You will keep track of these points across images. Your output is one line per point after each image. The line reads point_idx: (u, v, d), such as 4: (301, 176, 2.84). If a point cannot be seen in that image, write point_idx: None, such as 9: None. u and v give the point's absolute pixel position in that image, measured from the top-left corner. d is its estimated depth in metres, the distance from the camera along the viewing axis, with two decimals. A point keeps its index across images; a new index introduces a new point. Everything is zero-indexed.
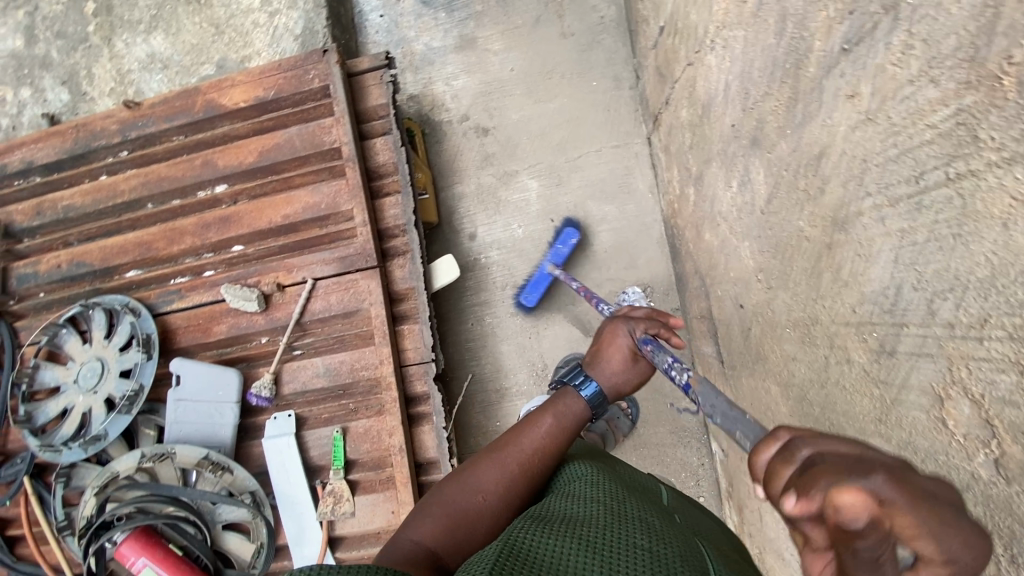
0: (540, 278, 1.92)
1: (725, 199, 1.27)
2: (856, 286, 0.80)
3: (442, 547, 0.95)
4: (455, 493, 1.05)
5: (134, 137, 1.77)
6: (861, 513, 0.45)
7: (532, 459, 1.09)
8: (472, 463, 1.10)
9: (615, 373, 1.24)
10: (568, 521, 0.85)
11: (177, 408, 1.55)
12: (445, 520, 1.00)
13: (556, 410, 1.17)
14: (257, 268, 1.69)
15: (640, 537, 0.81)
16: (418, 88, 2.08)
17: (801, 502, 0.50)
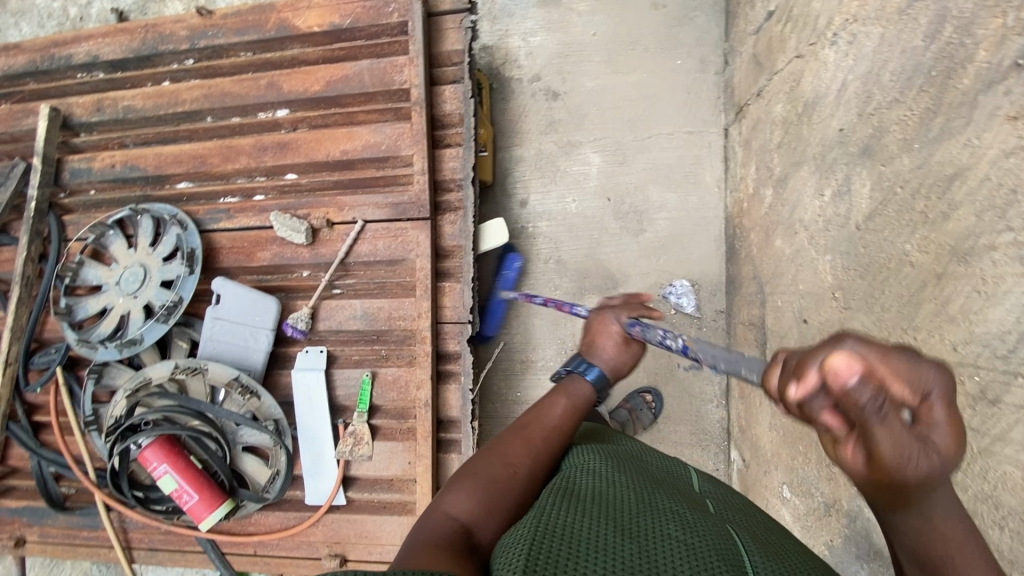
0: (496, 305, 1.91)
1: (810, 207, 1.21)
2: (965, 324, 0.74)
3: (476, 522, 0.87)
4: (482, 467, 0.99)
5: (202, 47, 1.72)
6: (850, 368, 0.55)
7: (553, 438, 1.08)
8: (493, 444, 1.06)
9: (614, 357, 1.24)
10: (600, 502, 0.82)
11: (214, 326, 1.55)
12: (476, 493, 0.92)
13: (568, 392, 1.19)
14: (309, 201, 1.66)
15: (672, 519, 0.79)
16: (493, 39, 1.99)
17: (804, 383, 0.60)
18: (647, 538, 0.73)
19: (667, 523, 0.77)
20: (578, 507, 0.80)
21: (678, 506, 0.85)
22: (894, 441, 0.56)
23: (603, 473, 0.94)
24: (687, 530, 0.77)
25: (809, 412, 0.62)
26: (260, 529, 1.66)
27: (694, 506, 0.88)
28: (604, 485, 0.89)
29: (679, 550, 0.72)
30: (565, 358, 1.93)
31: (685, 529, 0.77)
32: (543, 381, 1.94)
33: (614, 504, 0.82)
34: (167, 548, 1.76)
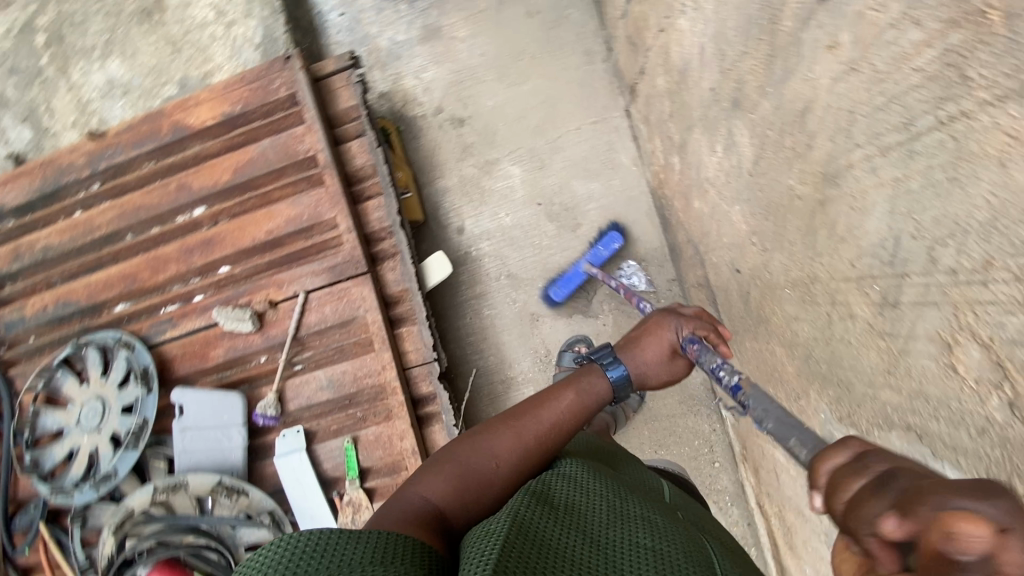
0: (573, 274, 1.89)
1: (711, 165, 1.26)
2: (854, 241, 0.78)
3: (448, 505, 0.93)
4: (470, 453, 1.03)
5: (104, 168, 1.73)
6: (978, 543, 0.38)
7: (548, 434, 1.08)
8: (487, 429, 1.09)
9: (648, 365, 1.25)
10: (573, 506, 0.84)
11: (184, 437, 1.53)
12: (457, 479, 0.98)
13: (577, 388, 1.19)
14: (247, 288, 1.65)
15: (643, 527, 0.81)
16: (388, 85, 2.03)
17: (907, 524, 0.41)
18: (615, 550, 0.75)
19: (637, 532, 0.80)
20: (551, 508, 0.82)
21: (651, 513, 0.87)
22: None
23: (580, 473, 0.95)
24: (656, 538, 0.79)
25: (867, 534, 0.45)
26: None
27: (665, 514, 0.91)
28: (580, 485, 0.91)
29: (646, 558, 0.75)
30: (543, 366, 1.95)
31: (654, 536, 0.80)
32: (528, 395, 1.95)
33: (586, 509, 0.83)
34: None
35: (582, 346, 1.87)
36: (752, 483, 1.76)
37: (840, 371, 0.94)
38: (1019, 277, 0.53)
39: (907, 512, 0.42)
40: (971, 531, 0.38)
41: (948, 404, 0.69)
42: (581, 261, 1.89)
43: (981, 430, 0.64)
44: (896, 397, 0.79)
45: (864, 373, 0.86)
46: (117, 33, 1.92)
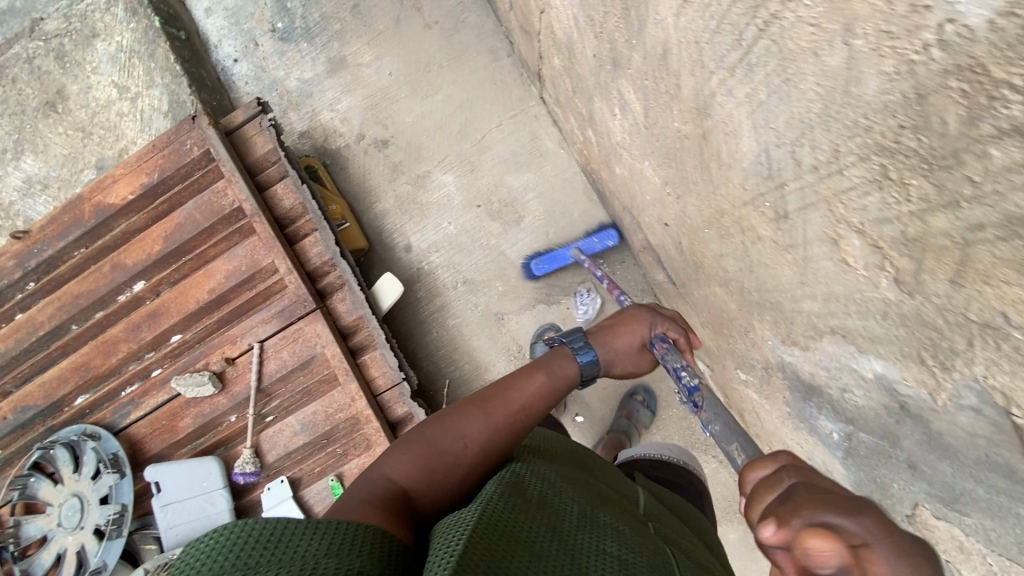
0: (560, 254, 1.91)
1: (616, 128, 1.28)
2: (738, 164, 0.80)
3: (415, 484, 0.92)
4: (436, 434, 1.01)
5: (35, 266, 1.70)
6: (832, 558, 0.46)
7: (519, 416, 1.06)
8: (458, 409, 1.05)
9: (621, 355, 1.20)
10: (544, 505, 0.82)
11: (166, 514, 1.49)
12: (420, 464, 0.96)
13: (548, 369, 1.15)
14: (202, 350, 1.63)
15: (611, 535, 0.80)
16: (306, 123, 2.03)
17: (781, 533, 0.48)
18: (583, 551, 0.74)
19: (606, 538, 0.79)
20: (522, 502, 0.80)
21: (620, 523, 0.86)
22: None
23: (556, 475, 0.94)
24: (623, 546, 0.78)
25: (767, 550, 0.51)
26: None
27: (634, 526, 0.90)
28: (555, 486, 0.90)
29: (613, 564, 0.73)
30: (518, 363, 1.95)
31: (621, 546, 0.79)
32: None
33: (558, 510, 0.82)
34: None
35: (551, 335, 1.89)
36: None
37: (769, 295, 0.95)
38: (861, 156, 0.54)
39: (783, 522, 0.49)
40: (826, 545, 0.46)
41: (853, 298, 0.70)
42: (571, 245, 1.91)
43: (883, 314, 0.65)
44: (815, 305, 0.80)
45: (785, 290, 0.87)
46: (25, 130, 1.91)
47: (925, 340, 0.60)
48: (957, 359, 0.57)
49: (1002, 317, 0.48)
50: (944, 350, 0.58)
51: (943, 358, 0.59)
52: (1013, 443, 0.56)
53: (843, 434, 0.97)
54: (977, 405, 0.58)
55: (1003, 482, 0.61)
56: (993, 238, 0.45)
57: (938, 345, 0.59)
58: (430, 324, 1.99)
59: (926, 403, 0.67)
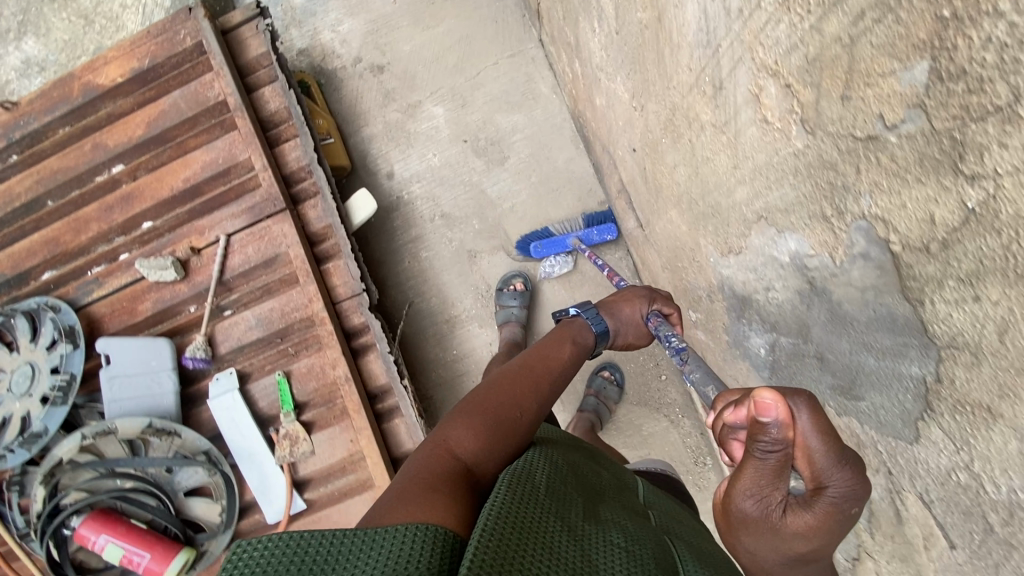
0: (560, 241, 1.86)
1: (596, 47, 1.29)
2: (683, 41, 0.81)
3: (480, 459, 0.86)
4: (491, 407, 0.96)
5: (20, 138, 1.71)
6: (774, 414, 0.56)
7: (555, 382, 1.10)
8: (505, 381, 1.04)
9: (625, 325, 1.23)
10: (549, 494, 0.75)
11: (111, 386, 1.50)
12: (485, 433, 0.90)
13: (572, 337, 1.18)
14: (169, 238, 1.64)
15: (617, 529, 0.74)
16: (306, 41, 2.05)
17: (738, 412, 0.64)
18: (590, 549, 0.67)
19: (611, 531, 0.73)
20: (528, 492, 0.74)
21: (622, 518, 0.80)
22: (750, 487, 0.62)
23: (557, 468, 0.86)
24: (629, 539, 0.72)
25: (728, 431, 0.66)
26: None
27: (638, 517, 0.84)
28: (561, 476, 0.83)
29: (621, 557, 0.68)
30: (484, 301, 1.96)
31: (627, 539, 0.72)
32: (473, 331, 1.96)
33: (562, 499, 0.75)
34: None
35: (518, 282, 1.88)
36: None
37: (710, 197, 0.95)
38: None
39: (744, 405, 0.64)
40: (768, 407, 0.55)
41: (771, 164, 0.70)
42: (573, 234, 1.86)
43: (792, 169, 0.65)
44: (745, 191, 0.81)
45: (722, 183, 0.88)
46: (30, 13, 1.93)
47: (824, 186, 0.61)
48: (848, 196, 0.57)
49: (880, 122, 0.48)
50: (840, 194, 0.59)
51: (838, 203, 0.60)
52: (893, 282, 0.56)
53: (769, 347, 0.97)
54: (866, 249, 0.58)
55: (887, 340, 0.61)
56: (872, 23, 0.45)
57: (835, 188, 0.59)
58: (403, 254, 2.00)
59: (828, 267, 0.67)
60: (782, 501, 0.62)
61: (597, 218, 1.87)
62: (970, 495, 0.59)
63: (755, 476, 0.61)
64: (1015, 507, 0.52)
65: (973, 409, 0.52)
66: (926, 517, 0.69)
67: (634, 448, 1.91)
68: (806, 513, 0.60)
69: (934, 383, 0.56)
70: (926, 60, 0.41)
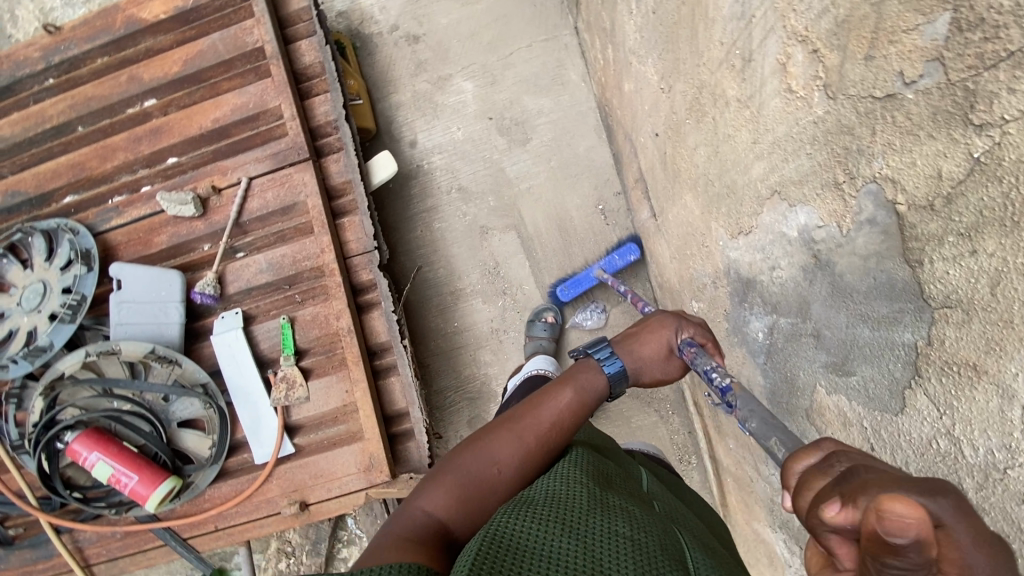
0: (584, 278, 1.87)
1: (630, 31, 1.32)
2: (718, 14, 0.84)
3: (451, 519, 0.87)
4: (466, 461, 0.93)
5: (58, 62, 1.75)
6: (909, 530, 0.38)
7: (551, 436, 0.97)
8: (488, 431, 0.98)
9: (647, 361, 1.10)
10: (551, 499, 0.76)
11: (121, 309, 1.54)
12: (456, 492, 0.90)
13: (576, 384, 1.03)
14: (193, 175, 1.68)
15: (622, 518, 0.74)
16: (346, 4, 2.08)
17: (847, 512, 0.43)
18: (595, 545, 0.67)
19: (617, 519, 0.73)
20: (526, 509, 0.74)
21: (629, 505, 0.79)
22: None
23: (560, 469, 0.86)
24: (635, 526, 0.72)
25: (820, 528, 0.46)
26: (217, 503, 1.58)
27: (645, 506, 0.84)
28: (561, 479, 0.83)
29: (627, 548, 0.68)
30: (490, 279, 1.98)
31: (633, 527, 0.72)
32: (476, 306, 1.98)
33: (565, 499, 0.76)
34: (128, 554, 1.63)
35: (549, 315, 1.87)
36: (690, 382, 1.80)
37: (727, 176, 0.97)
38: None
39: (848, 498, 0.44)
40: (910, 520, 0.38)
41: (791, 135, 0.72)
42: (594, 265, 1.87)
43: (811, 137, 0.68)
44: (761, 167, 0.83)
45: (740, 160, 0.90)
46: None
47: (839, 152, 0.63)
48: (861, 159, 0.60)
49: (899, 80, 0.53)
50: (854, 157, 0.61)
51: (852, 168, 0.62)
52: (896, 247, 0.58)
53: (767, 331, 0.98)
54: (873, 215, 0.60)
55: (884, 308, 0.63)
56: None
57: (850, 151, 0.61)
58: (416, 223, 2.03)
59: (834, 238, 0.69)
60: None
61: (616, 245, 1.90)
62: (947, 463, 0.60)
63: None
64: (990, 469, 0.54)
65: (959, 368, 0.54)
66: None
67: (621, 438, 1.92)
68: None
69: (925, 347, 0.58)
70: (948, 12, 0.46)
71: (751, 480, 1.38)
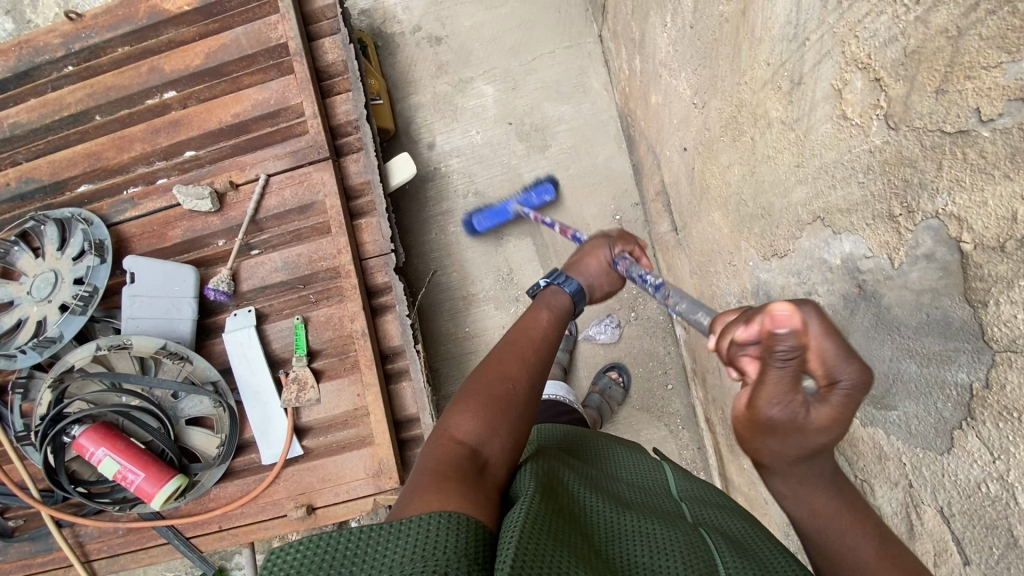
0: (501, 209, 1.89)
1: (663, 44, 1.31)
2: (767, 34, 0.83)
3: (485, 441, 0.81)
4: (478, 386, 0.89)
5: (78, 49, 1.73)
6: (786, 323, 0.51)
7: (544, 350, 0.99)
8: (486, 360, 0.95)
9: (596, 278, 1.17)
10: (571, 512, 0.71)
11: (132, 303, 1.51)
12: (482, 415, 0.84)
13: (549, 304, 1.09)
14: (210, 170, 1.66)
15: (638, 543, 0.69)
16: (369, 2, 2.07)
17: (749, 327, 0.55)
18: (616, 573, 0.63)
19: (633, 547, 0.69)
20: (555, 506, 0.70)
21: (648, 523, 0.75)
22: (777, 398, 0.55)
23: (569, 480, 0.82)
24: (655, 553, 0.68)
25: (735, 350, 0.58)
26: (222, 502, 1.56)
27: (668, 520, 0.79)
28: (584, 492, 0.79)
29: None
30: (504, 284, 1.96)
31: (652, 552, 0.68)
32: (488, 311, 1.97)
33: (582, 518, 0.71)
34: (129, 551, 1.61)
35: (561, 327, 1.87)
36: (701, 398, 1.80)
37: (763, 197, 0.95)
38: None
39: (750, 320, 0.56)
40: (783, 316, 0.50)
41: (840, 163, 0.71)
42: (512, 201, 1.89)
43: (864, 167, 0.67)
44: (803, 193, 0.82)
45: (779, 183, 0.88)
46: None
47: (898, 185, 0.62)
48: (923, 193, 0.59)
49: (975, 116, 0.52)
50: (914, 191, 0.60)
51: (911, 202, 0.61)
52: (955, 285, 0.57)
53: None
54: (932, 250, 0.59)
55: (937, 345, 0.62)
56: (985, 15, 0.49)
57: (910, 185, 0.60)
58: (430, 226, 2.01)
59: (884, 270, 0.67)
60: (801, 401, 0.55)
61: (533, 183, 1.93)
62: (997, 508, 0.59)
63: (780, 389, 0.54)
64: None
65: (1021, 415, 0.53)
66: (942, 532, 0.68)
67: None
68: (822, 410, 0.54)
69: (982, 390, 0.57)
70: None
71: (764, 503, 1.36)
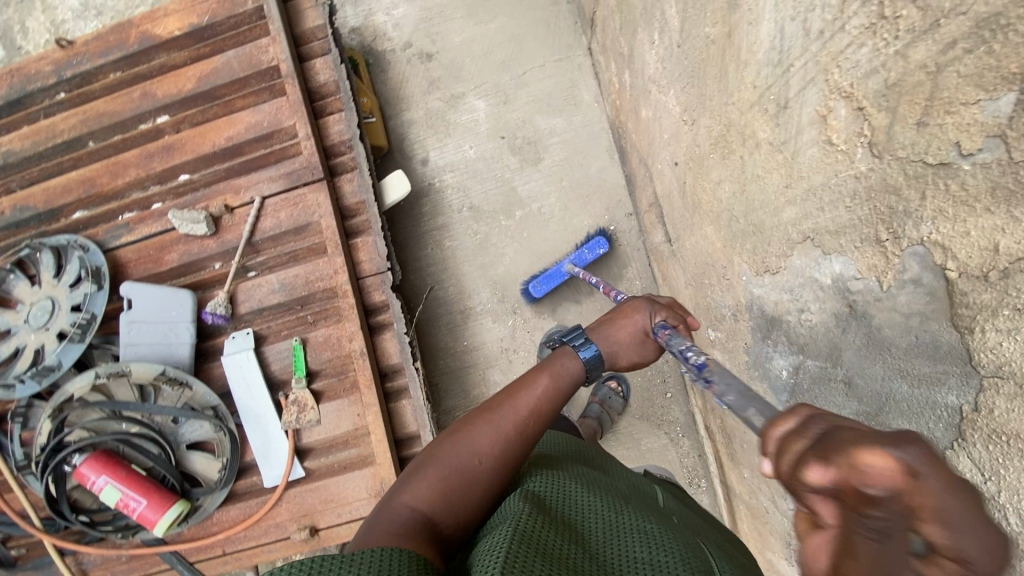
0: (556, 273, 1.87)
1: (651, 60, 1.32)
2: (752, 58, 0.84)
3: (436, 513, 0.82)
4: (446, 453, 0.89)
5: (70, 77, 1.74)
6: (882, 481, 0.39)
7: (528, 423, 0.93)
8: (464, 423, 0.93)
9: (622, 345, 1.07)
10: (568, 519, 0.74)
11: (130, 329, 1.52)
12: (439, 487, 0.85)
13: (553, 371, 1.01)
14: (204, 193, 1.66)
15: (638, 540, 0.72)
16: (359, 20, 2.08)
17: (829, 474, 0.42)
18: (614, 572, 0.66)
19: (632, 543, 0.71)
20: (549, 516, 0.72)
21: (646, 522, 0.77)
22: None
23: (570, 485, 0.84)
24: (652, 547, 0.70)
25: (804, 490, 0.45)
26: (224, 527, 1.56)
27: (664, 522, 0.81)
28: (582, 496, 0.81)
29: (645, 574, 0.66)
30: (501, 297, 1.97)
31: (651, 547, 0.70)
32: (486, 324, 1.97)
33: (580, 524, 0.74)
34: None
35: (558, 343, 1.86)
36: (700, 406, 1.81)
37: (754, 215, 0.96)
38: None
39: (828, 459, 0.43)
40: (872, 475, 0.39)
41: (827, 187, 0.72)
42: (564, 261, 1.88)
43: (851, 192, 0.68)
44: (792, 213, 0.83)
45: (769, 203, 0.89)
46: None
47: (883, 210, 0.64)
48: (908, 221, 0.60)
49: (955, 150, 0.54)
50: (899, 217, 0.62)
51: (897, 227, 0.62)
52: (942, 309, 0.59)
53: (792, 370, 0.96)
54: (918, 275, 0.61)
55: (926, 367, 0.63)
56: (962, 54, 0.51)
57: (895, 212, 0.62)
58: (427, 241, 2.02)
59: (873, 292, 0.68)
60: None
61: (585, 240, 1.92)
62: None
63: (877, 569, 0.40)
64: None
65: (1008, 438, 0.55)
66: None
67: (631, 461, 1.91)
68: None
69: (971, 412, 0.58)
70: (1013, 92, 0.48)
71: (765, 512, 1.37)
